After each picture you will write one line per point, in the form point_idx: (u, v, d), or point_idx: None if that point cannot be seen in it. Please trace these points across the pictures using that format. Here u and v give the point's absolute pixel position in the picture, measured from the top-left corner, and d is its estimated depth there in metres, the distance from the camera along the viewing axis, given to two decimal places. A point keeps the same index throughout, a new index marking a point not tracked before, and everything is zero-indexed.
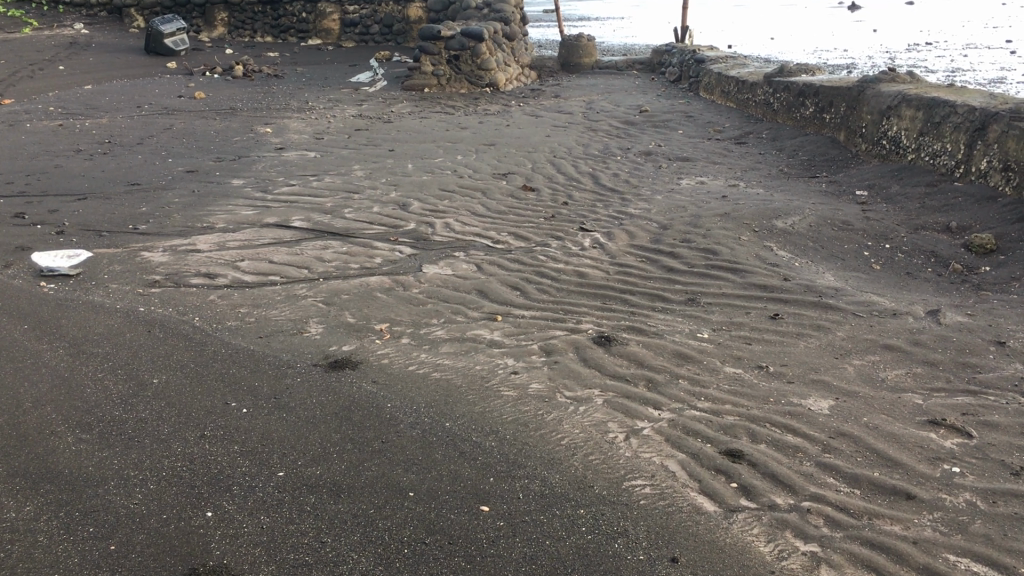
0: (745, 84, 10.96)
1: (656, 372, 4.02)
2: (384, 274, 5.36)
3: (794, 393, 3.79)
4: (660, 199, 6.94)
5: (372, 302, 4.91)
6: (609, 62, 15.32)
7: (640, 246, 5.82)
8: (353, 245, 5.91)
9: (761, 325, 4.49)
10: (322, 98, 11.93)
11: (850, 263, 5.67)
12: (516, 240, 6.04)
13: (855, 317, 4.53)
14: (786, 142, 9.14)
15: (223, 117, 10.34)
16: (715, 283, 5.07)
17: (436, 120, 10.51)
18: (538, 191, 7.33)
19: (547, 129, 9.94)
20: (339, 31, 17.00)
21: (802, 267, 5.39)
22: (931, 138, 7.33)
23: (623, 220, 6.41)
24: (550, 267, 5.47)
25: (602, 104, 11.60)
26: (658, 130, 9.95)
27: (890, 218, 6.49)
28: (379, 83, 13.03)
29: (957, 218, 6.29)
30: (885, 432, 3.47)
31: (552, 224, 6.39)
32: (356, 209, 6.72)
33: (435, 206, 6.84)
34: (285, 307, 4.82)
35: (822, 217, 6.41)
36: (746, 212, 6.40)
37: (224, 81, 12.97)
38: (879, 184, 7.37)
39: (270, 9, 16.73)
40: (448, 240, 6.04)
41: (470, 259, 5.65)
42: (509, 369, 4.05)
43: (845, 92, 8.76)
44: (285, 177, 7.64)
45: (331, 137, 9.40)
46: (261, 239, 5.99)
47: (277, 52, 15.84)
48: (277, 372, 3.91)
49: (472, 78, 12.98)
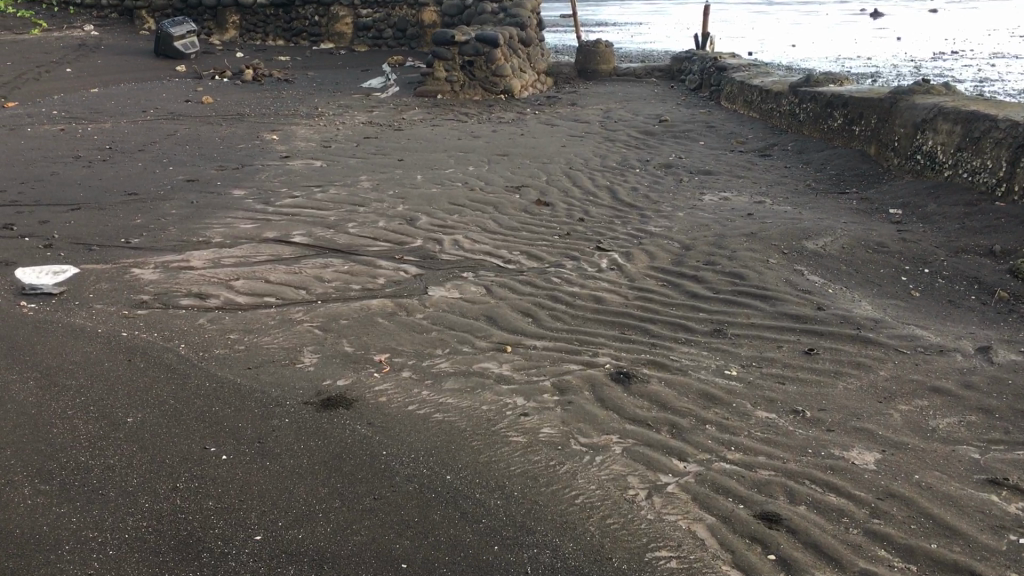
0: (769, 94, 10.57)
1: (680, 416, 3.64)
2: (387, 297, 5.01)
3: (834, 443, 3.41)
4: (681, 216, 6.56)
5: (373, 329, 4.55)
6: (628, 69, 14.95)
7: (661, 268, 5.45)
8: (355, 263, 5.56)
9: (794, 362, 4.11)
10: (332, 104, 11.63)
11: (887, 290, 5.29)
12: (529, 260, 5.67)
13: (897, 354, 4.15)
14: (813, 156, 8.75)
15: (229, 123, 10.03)
16: (743, 312, 4.69)
17: (448, 128, 10.18)
18: (553, 205, 6.96)
19: (563, 139, 9.58)
20: (352, 36, 16.67)
21: (836, 295, 5.01)
22: (969, 154, 6.93)
23: (643, 239, 6.04)
24: (565, 291, 5.10)
25: (620, 113, 11.22)
26: (678, 140, 9.58)
27: (927, 239, 6.11)
28: (391, 89, 12.72)
29: (1001, 241, 5.90)
30: (940, 492, 3.09)
31: (567, 243, 6.02)
32: (360, 224, 6.38)
33: (444, 221, 6.49)
34: (278, 334, 4.47)
35: (855, 238, 6.02)
36: (774, 232, 6.02)
37: (233, 85, 12.68)
38: (914, 203, 6.98)
39: (283, 13, 16.48)
40: (457, 259, 5.68)
41: (480, 280, 5.29)
42: (519, 410, 3.68)
43: (876, 104, 8.37)
44: (288, 188, 7.31)
45: (339, 145, 9.06)
46: (259, 256, 5.65)
47: (288, 55, 15.54)
48: (263, 411, 3.56)
49: (486, 85, 12.66)
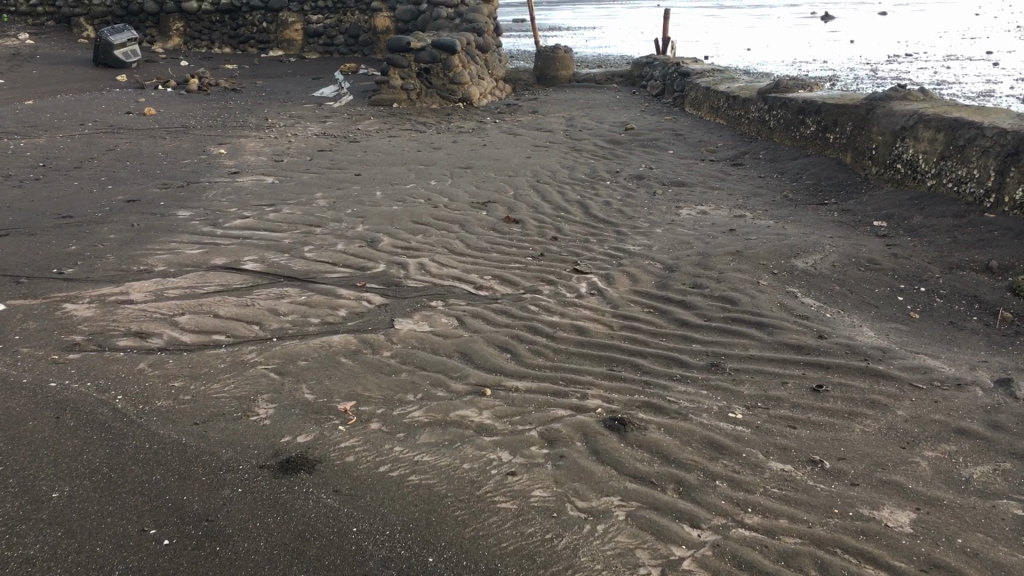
0: (736, 100, 10.29)
1: (686, 470, 3.25)
2: (349, 333, 4.55)
3: (862, 501, 3.04)
4: (660, 233, 6.20)
5: (335, 370, 4.10)
6: (587, 75, 14.62)
7: (646, 293, 5.07)
8: (313, 293, 5.10)
9: (803, 401, 3.74)
10: (283, 114, 11.11)
11: (886, 311, 4.96)
12: (502, 286, 5.26)
13: (913, 389, 3.81)
14: (787, 164, 8.45)
15: (173, 136, 9.48)
16: (740, 343, 4.32)
17: (407, 139, 9.73)
18: (523, 223, 6.56)
19: (527, 149, 9.19)
20: (302, 42, 16.18)
21: (835, 320, 4.66)
22: (954, 162, 6.65)
23: (622, 260, 5.66)
24: (544, 322, 4.69)
25: (584, 121, 10.87)
26: (646, 150, 9.24)
27: (919, 254, 5.80)
28: (344, 98, 12.24)
29: (995, 256, 5.61)
30: (990, 560, 2.73)
31: (541, 265, 5.62)
32: (317, 247, 5.91)
33: (408, 242, 6.05)
34: (231, 379, 4.00)
35: (844, 254, 5.69)
36: (760, 249, 5.68)
37: (178, 95, 12.09)
38: (898, 214, 6.69)
39: (229, 19, 15.91)
40: (424, 286, 5.25)
41: (450, 310, 4.86)
42: (505, 468, 3.27)
43: (851, 110, 8.09)
44: (238, 208, 6.81)
45: (291, 159, 8.57)
46: (206, 286, 5.16)
47: (235, 64, 14.95)
48: (212, 481, 3.09)
49: (444, 93, 12.22)
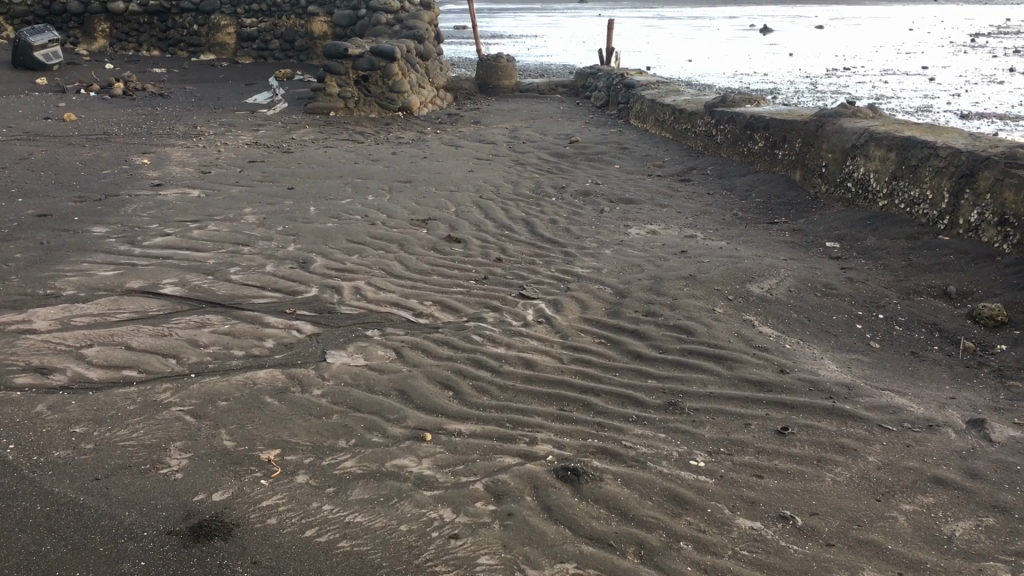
0: (682, 114, 10.12)
1: (647, 530, 2.95)
2: (276, 367, 4.17)
3: (840, 565, 2.77)
4: (609, 254, 5.93)
5: (258, 413, 3.72)
6: (530, 84, 14.36)
7: (596, 321, 4.78)
8: (238, 321, 4.70)
9: (769, 445, 3.47)
10: (214, 121, 10.63)
11: (845, 341, 4.75)
12: (443, 313, 4.93)
13: (883, 431, 3.56)
14: (736, 181, 8.27)
15: (93, 144, 8.95)
16: (699, 378, 4.04)
17: (345, 150, 9.34)
18: (465, 242, 6.24)
19: (469, 162, 8.87)
20: (235, 46, 15.64)
21: (796, 352, 4.42)
22: (906, 182, 6.51)
23: (570, 284, 5.37)
24: (488, 354, 4.36)
25: (527, 133, 10.59)
26: (592, 164, 8.99)
27: (875, 278, 5.61)
28: (278, 105, 11.80)
29: (953, 281, 5.44)
30: None
31: (485, 289, 5.30)
32: (244, 268, 5.51)
33: (342, 264, 5.68)
34: (142, 423, 3.60)
35: (800, 279, 5.48)
36: (714, 273, 5.43)
37: (101, 100, 11.53)
38: (851, 234, 6.52)
39: (157, 21, 15.36)
40: (359, 313, 4.89)
41: (387, 341, 4.50)
42: (447, 529, 2.93)
43: (800, 126, 7.94)
44: (159, 224, 6.37)
45: (220, 170, 8.13)
46: (119, 313, 4.73)
47: (165, 68, 14.37)
48: (111, 555, 2.69)
49: (383, 101, 11.85)
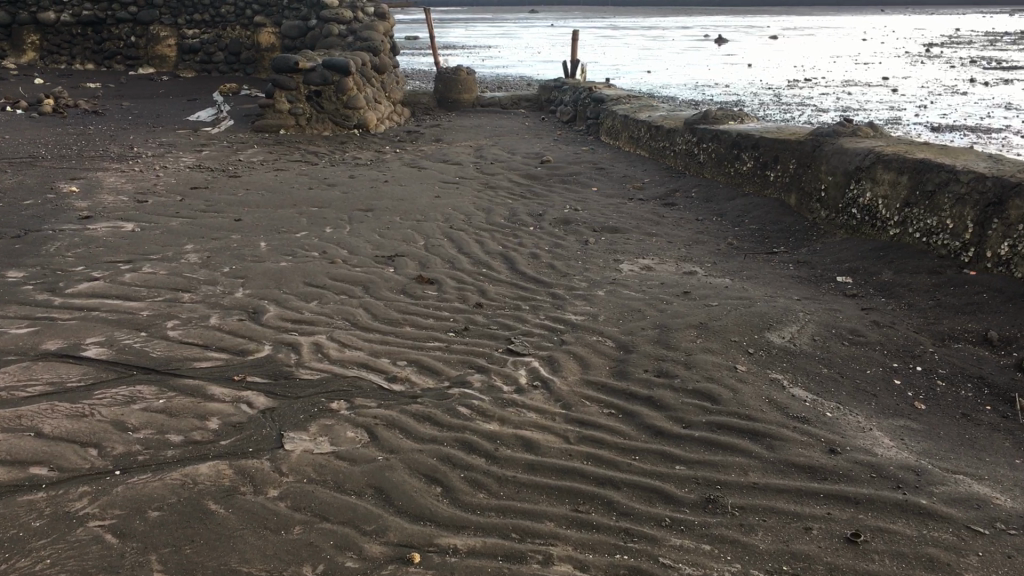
0: (659, 131, 9.51)
1: None
2: (222, 459, 3.40)
3: None
4: (603, 296, 5.24)
5: (200, 528, 2.94)
6: (491, 98, 13.67)
7: (601, 386, 4.08)
8: (174, 394, 3.92)
9: (841, 561, 2.80)
10: (152, 141, 9.78)
11: (888, 403, 4.11)
12: (421, 376, 4.19)
13: (974, 536, 2.91)
14: (725, 205, 7.67)
15: (15, 169, 8.07)
16: (736, 464, 3.37)
17: (297, 173, 8.56)
18: (438, 284, 5.51)
19: (435, 186, 8.15)
20: (176, 59, 14.79)
21: (839, 421, 3.78)
22: (921, 209, 5.92)
23: (565, 335, 4.67)
24: (479, 433, 3.64)
25: (494, 152, 9.90)
26: (567, 187, 8.34)
27: (902, 322, 5.01)
28: (223, 123, 10.98)
29: (991, 324, 4.84)
30: None
31: (466, 344, 4.58)
32: (184, 322, 4.73)
33: (301, 314, 4.93)
34: (48, 549, 2.80)
35: (822, 325, 4.86)
36: (727, 320, 4.78)
37: (28, 118, 10.61)
38: (863, 267, 5.92)
39: (92, 32, 14.47)
40: (322, 379, 4.13)
41: (357, 417, 3.75)
42: None
43: (794, 147, 7.36)
44: (85, 265, 5.55)
45: (159, 198, 7.31)
46: (30, 386, 3.92)
47: (99, 82, 13.43)
48: None
49: (337, 118, 11.10)
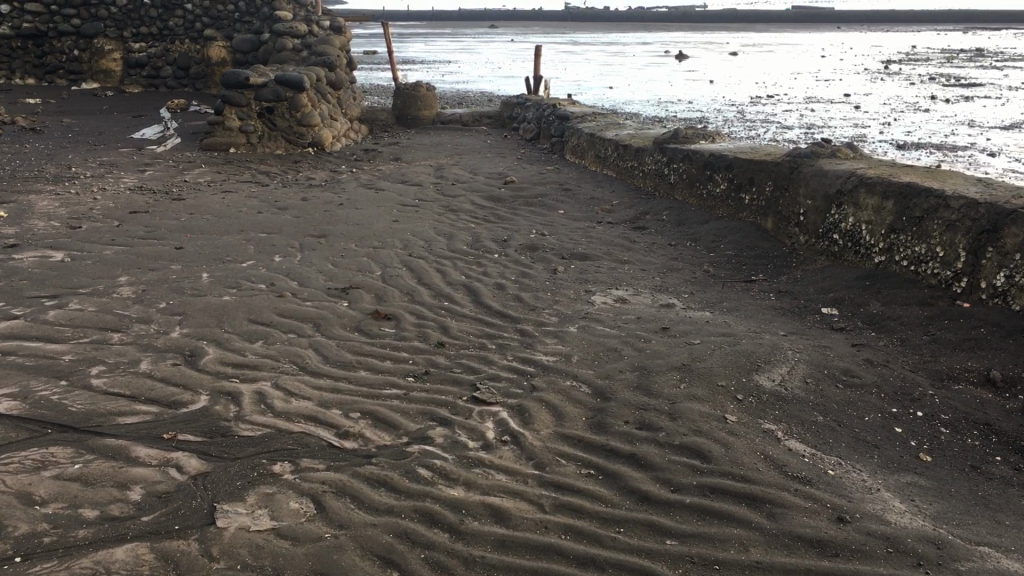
0: (627, 150, 9.15)
1: None
2: (142, 540, 2.92)
3: None
4: (574, 333, 4.83)
5: None
6: (452, 115, 13.26)
7: (578, 442, 3.65)
8: (93, 457, 3.42)
9: None
10: (91, 161, 9.23)
11: (893, 455, 3.73)
12: (376, 432, 3.74)
13: None
14: (698, 229, 7.31)
15: None
16: (736, 538, 2.96)
17: (246, 195, 8.07)
18: (396, 320, 5.06)
19: (393, 209, 7.71)
20: (122, 74, 14.15)
21: (844, 481, 3.39)
22: (908, 236, 5.58)
23: (535, 379, 4.25)
24: (442, 502, 3.19)
25: (455, 172, 9.49)
26: (533, 209, 7.94)
27: (896, 360, 4.65)
28: (170, 142, 10.45)
29: (992, 362, 4.49)
30: None
31: (427, 391, 4.13)
32: (110, 368, 4.23)
33: (244, 357, 4.45)
34: None
35: (813, 365, 4.48)
36: (711, 361, 4.39)
37: None
38: (849, 298, 5.58)
39: (33, 45, 13.86)
40: (264, 437, 3.66)
41: (302, 484, 3.29)
42: None
43: (770, 168, 7.02)
44: (4, 302, 5.02)
45: (94, 224, 6.79)
46: None
47: (39, 97, 12.80)
48: None
49: (291, 135, 10.62)
